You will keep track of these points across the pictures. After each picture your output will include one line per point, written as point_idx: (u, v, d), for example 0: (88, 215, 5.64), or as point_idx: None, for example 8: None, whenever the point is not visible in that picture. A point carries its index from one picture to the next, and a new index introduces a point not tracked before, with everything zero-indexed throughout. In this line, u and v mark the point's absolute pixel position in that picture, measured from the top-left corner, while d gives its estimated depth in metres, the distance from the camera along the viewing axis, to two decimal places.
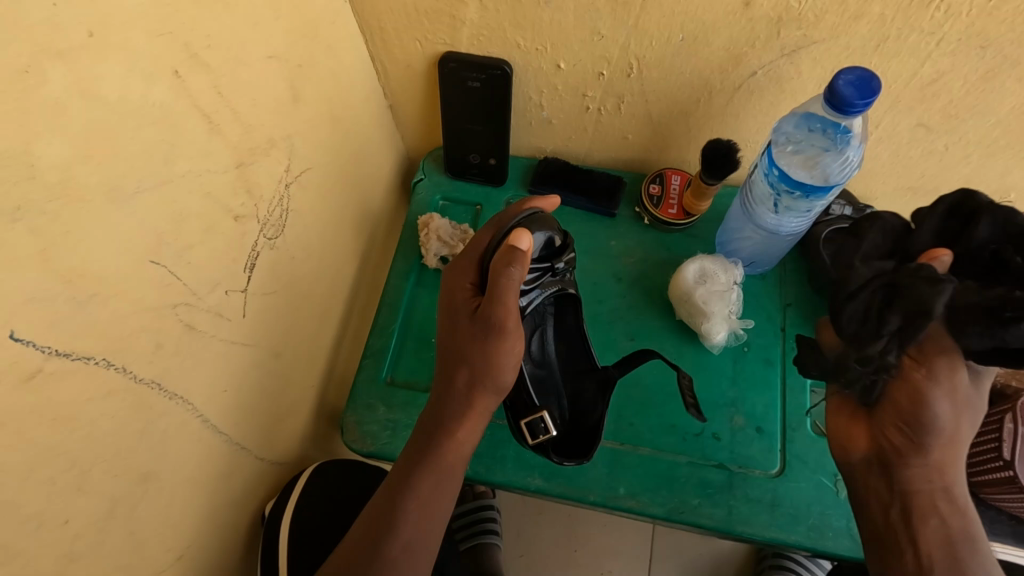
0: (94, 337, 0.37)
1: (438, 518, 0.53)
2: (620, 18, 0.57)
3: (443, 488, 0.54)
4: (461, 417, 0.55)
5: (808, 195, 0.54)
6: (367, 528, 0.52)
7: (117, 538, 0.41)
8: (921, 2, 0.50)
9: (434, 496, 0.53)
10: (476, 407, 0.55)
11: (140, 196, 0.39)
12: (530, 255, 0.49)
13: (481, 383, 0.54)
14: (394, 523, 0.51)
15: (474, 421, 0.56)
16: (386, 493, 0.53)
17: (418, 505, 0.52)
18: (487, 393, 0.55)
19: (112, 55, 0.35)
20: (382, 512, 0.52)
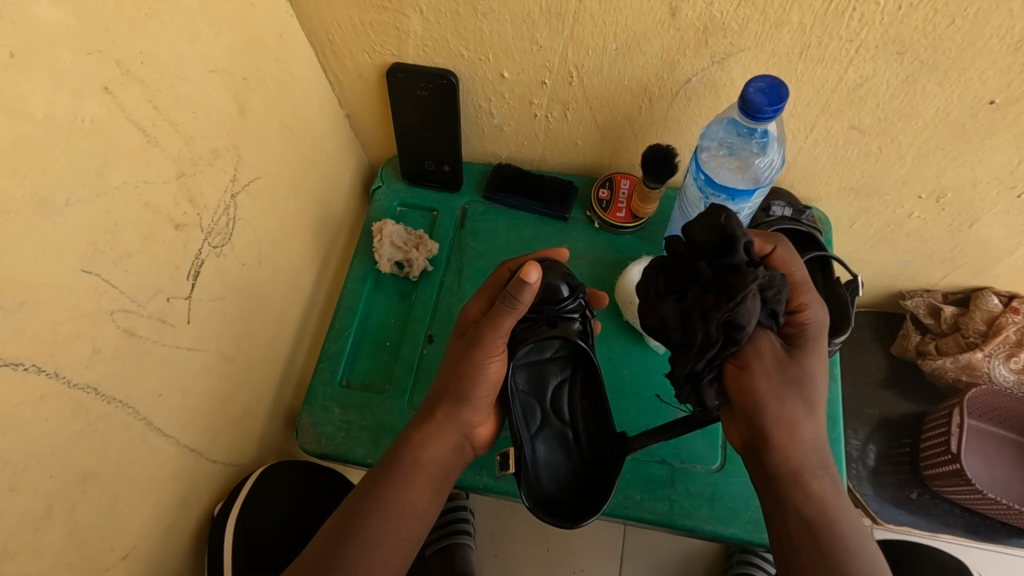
0: (22, 344, 0.38)
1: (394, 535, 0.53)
2: (556, 29, 0.59)
3: (414, 501, 0.55)
4: (433, 438, 0.56)
5: (733, 198, 0.56)
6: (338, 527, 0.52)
7: (55, 537, 0.42)
8: (836, 11, 0.52)
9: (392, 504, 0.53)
10: (447, 418, 0.57)
11: (71, 208, 0.40)
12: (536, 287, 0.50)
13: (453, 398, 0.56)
14: (357, 539, 0.51)
15: (442, 436, 0.57)
16: (351, 511, 0.53)
17: (384, 515, 0.53)
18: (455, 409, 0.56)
19: (35, 73, 0.37)
20: (354, 509, 0.53)
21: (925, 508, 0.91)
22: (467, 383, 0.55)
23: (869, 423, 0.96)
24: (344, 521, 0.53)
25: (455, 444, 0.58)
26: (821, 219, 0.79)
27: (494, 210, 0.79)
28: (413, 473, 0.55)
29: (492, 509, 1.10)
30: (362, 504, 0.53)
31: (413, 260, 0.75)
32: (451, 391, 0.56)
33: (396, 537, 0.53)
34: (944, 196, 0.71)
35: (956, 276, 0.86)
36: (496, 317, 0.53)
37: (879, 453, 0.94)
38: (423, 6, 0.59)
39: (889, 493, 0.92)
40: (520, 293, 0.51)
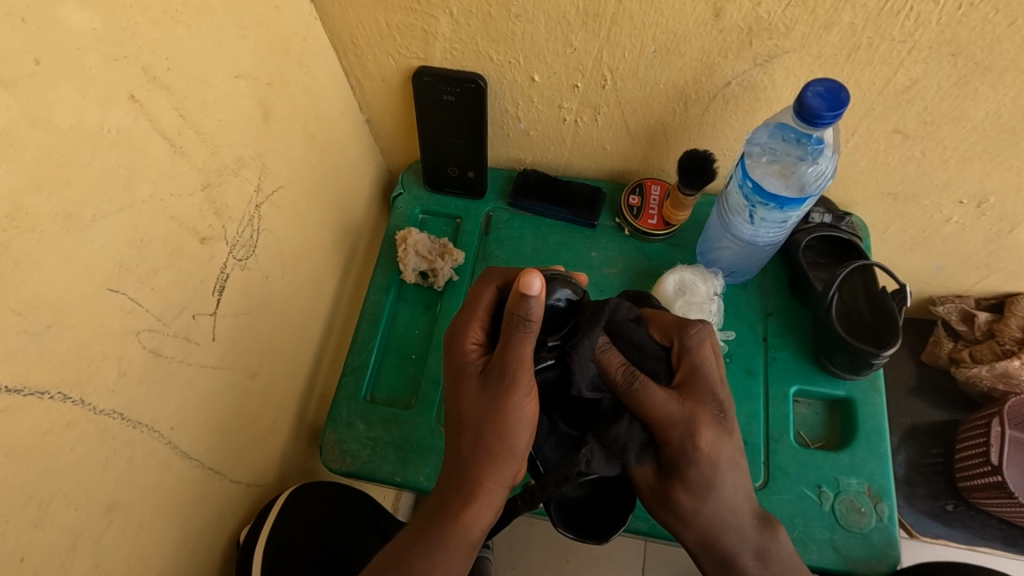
0: (47, 370, 0.36)
1: None
2: (592, 31, 0.57)
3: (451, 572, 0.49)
4: (473, 502, 0.49)
5: (782, 206, 0.53)
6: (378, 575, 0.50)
7: (81, 571, 0.40)
8: (890, 10, 0.49)
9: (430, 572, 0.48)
10: (486, 477, 0.49)
11: (98, 223, 0.38)
12: (543, 300, 0.43)
13: (491, 447, 0.48)
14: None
15: (485, 497, 0.49)
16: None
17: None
18: (498, 460, 0.49)
19: (63, 81, 0.35)
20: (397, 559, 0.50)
21: (960, 520, 0.88)
22: (502, 434, 0.47)
23: (900, 432, 0.93)
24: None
25: (497, 497, 0.50)
26: (858, 225, 0.76)
27: (519, 217, 0.77)
28: (456, 537, 0.49)
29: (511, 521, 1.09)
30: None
31: (437, 270, 0.73)
32: (484, 445, 0.48)
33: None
34: (986, 201, 0.69)
35: (991, 282, 0.83)
36: (517, 346, 0.45)
37: (911, 463, 0.92)
38: (453, 7, 0.57)
39: (922, 504, 0.89)
40: (528, 310, 0.43)
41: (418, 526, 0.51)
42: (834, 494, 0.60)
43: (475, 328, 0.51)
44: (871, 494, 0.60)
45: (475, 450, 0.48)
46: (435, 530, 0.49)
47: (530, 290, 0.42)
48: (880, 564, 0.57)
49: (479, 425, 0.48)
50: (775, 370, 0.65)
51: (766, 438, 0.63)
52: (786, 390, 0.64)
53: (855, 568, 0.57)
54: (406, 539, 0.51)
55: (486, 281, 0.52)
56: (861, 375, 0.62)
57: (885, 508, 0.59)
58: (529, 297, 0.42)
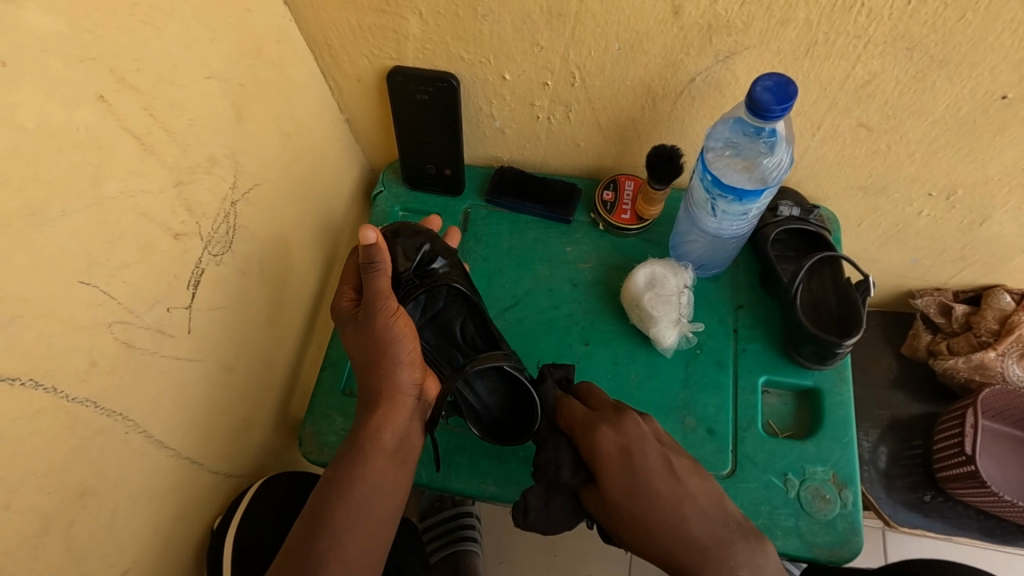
0: (17, 357, 0.37)
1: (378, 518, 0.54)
2: (557, 29, 0.58)
3: (378, 486, 0.55)
4: (379, 417, 0.57)
5: (741, 199, 0.54)
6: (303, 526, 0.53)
7: (54, 553, 0.42)
8: (842, 6, 0.51)
9: (351, 492, 0.54)
10: (393, 394, 0.58)
11: (64, 218, 0.40)
12: (377, 245, 0.55)
13: (388, 375, 0.58)
14: (335, 528, 0.52)
15: (395, 416, 0.57)
16: (319, 506, 0.53)
17: (358, 502, 0.54)
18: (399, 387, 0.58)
19: (28, 83, 0.36)
20: (319, 503, 0.54)
21: (938, 511, 0.89)
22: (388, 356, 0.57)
23: (880, 424, 0.94)
24: (315, 516, 0.53)
25: (402, 410, 0.58)
26: (829, 219, 0.77)
27: (496, 214, 0.78)
28: (371, 455, 0.55)
29: (498, 515, 1.14)
30: (332, 501, 0.53)
31: None
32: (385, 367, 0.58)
33: (361, 526, 0.53)
34: (954, 193, 0.70)
35: (966, 274, 0.84)
36: (374, 284, 0.56)
37: (890, 455, 0.92)
38: (422, 8, 0.59)
39: (900, 496, 0.90)
40: (370, 257, 0.56)
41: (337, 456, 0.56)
42: (800, 482, 0.60)
43: (348, 280, 0.62)
44: (836, 482, 0.60)
45: (381, 370, 0.58)
46: (358, 448, 0.56)
47: (365, 239, 0.55)
48: (844, 551, 0.58)
49: (379, 356, 0.58)
50: (744, 360, 0.66)
51: (734, 428, 0.64)
52: (755, 380, 0.65)
53: (820, 555, 0.58)
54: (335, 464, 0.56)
55: (350, 255, 0.63)
56: (827, 364, 0.63)
57: (849, 495, 0.60)
58: (369, 246, 0.55)
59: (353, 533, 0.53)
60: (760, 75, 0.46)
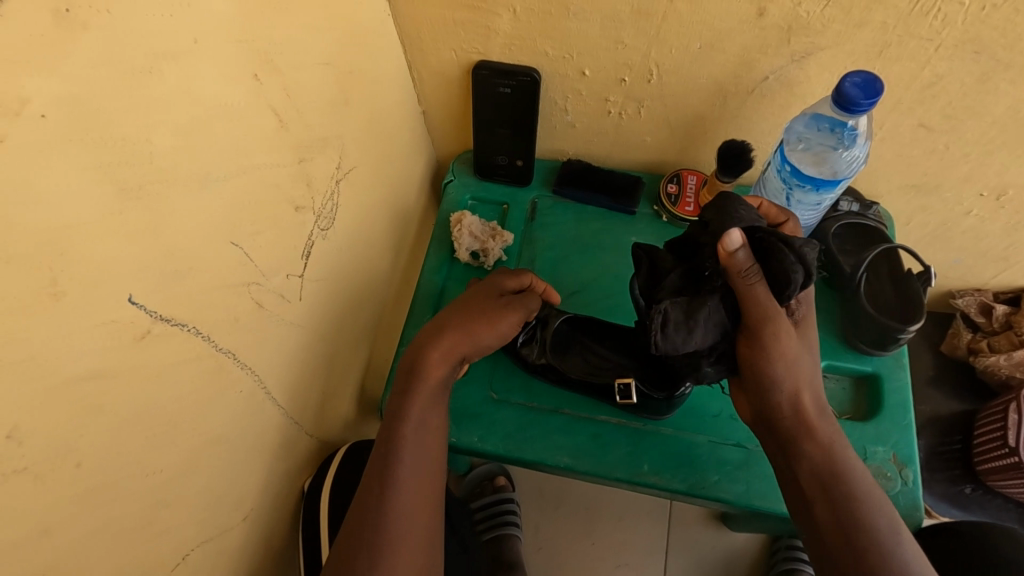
0: (188, 307, 0.41)
1: (430, 478, 0.57)
2: (643, 28, 0.62)
3: (423, 454, 0.57)
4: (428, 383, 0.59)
5: (818, 188, 0.58)
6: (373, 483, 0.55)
7: (198, 492, 0.45)
8: (919, 11, 0.55)
9: (409, 451, 0.56)
10: (431, 370, 0.59)
11: (227, 185, 0.44)
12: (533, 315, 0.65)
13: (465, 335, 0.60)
14: (391, 496, 0.54)
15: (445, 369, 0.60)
16: (371, 475, 0.55)
17: (409, 474, 0.56)
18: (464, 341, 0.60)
19: (210, 60, 0.40)
20: (381, 465, 0.56)
21: (978, 503, 0.92)
22: (481, 329, 0.61)
23: (919, 419, 0.97)
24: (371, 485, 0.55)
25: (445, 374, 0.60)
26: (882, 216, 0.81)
27: (562, 204, 0.82)
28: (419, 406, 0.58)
29: (537, 503, 1.19)
30: (387, 473, 0.55)
31: (489, 250, 0.78)
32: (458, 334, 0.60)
33: (408, 489, 0.55)
34: (1005, 193, 0.73)
35: (1007, 275, 0.88)
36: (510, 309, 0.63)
37: (930, 449, 0.95)
38: (517, 5, 0.63)
39: (940, 488, 0.93)
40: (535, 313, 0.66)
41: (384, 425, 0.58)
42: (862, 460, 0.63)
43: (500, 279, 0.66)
44: (897, 460, 0.64)
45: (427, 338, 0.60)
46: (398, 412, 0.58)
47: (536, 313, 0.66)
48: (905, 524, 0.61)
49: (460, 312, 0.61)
50: None
51: None
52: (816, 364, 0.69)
53: None
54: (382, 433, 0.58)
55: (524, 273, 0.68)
56: (887, 350, 0.67)
57: (910, 473, 0.63)
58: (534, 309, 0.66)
59: (406, 514, 0.54)
60: (847, 73, 0.50)
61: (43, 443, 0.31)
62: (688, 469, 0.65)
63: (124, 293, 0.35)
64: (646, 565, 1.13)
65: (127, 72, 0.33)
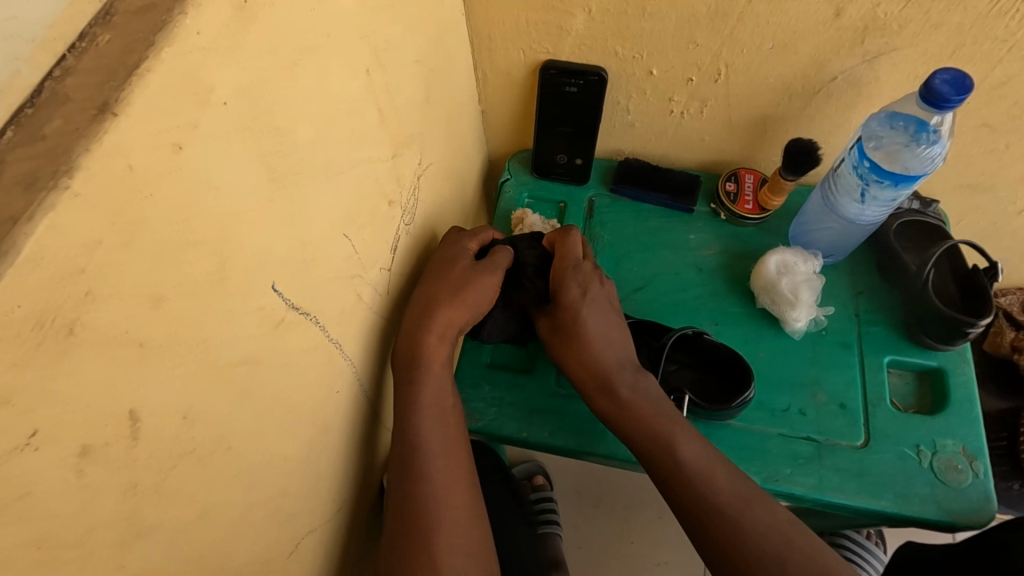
0: (310, 296, 0.42)
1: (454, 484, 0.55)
2: (717, 28, 0.64)
3: (443, 443, 0.56)
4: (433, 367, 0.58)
5: (897, 184, 0.58)
6: (406, 504, 0.54)
7: (308, 480, 0.46)
8: (997, 12, 0.56)
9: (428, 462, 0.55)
10: (431, 354, 0.58)
11: (344, 176, 0.45)
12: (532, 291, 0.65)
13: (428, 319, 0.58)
14: (431, 487, 0.54)
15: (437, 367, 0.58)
16: (404, 467, 0.54)
17: (433, 485, 0.54)
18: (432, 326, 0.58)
19: (340, 55, 0.42)
20: (403, 482, 0.54)
21: None
22: (466, 294, 0.61)
23: None
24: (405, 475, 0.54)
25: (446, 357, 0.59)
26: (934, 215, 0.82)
27: (619, 202, 0.83)
28: (418, 409, 0.56)
29: (575, 501, 1.19)
30: (412, 486, 0.54)
31: None
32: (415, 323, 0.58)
33: (444, 477, 0.55)
34: None
35: None
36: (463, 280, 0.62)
37: None
38: (593, 6, 0.64)
39: None
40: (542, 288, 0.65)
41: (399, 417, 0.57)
42: (932, 454, 0.64)
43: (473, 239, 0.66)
44: (966, 453, 0.64)
45: (411, 324, 0.58)
46: (412, 399, 0.56)
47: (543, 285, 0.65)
48: (980, 516, 0.62)
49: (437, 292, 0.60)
50: (869, 343, 0.71)
51: (864, 403, 0.68)
52: (881, 359, 0.70)
53: (956, 520, 0.62)
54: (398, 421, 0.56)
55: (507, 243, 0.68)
56: (953, 346, 0.68)
57: (980, 465, 0.64)
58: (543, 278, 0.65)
59: (446, 530, 0.53)
60: (939, 69, 0.50)
61: (207, 425, 0.32)
62: (761, 462, 0.65)
63: (268, 280, 0.36)
64: (686, 562, 1.13)
65: (283, 63, 0.34)
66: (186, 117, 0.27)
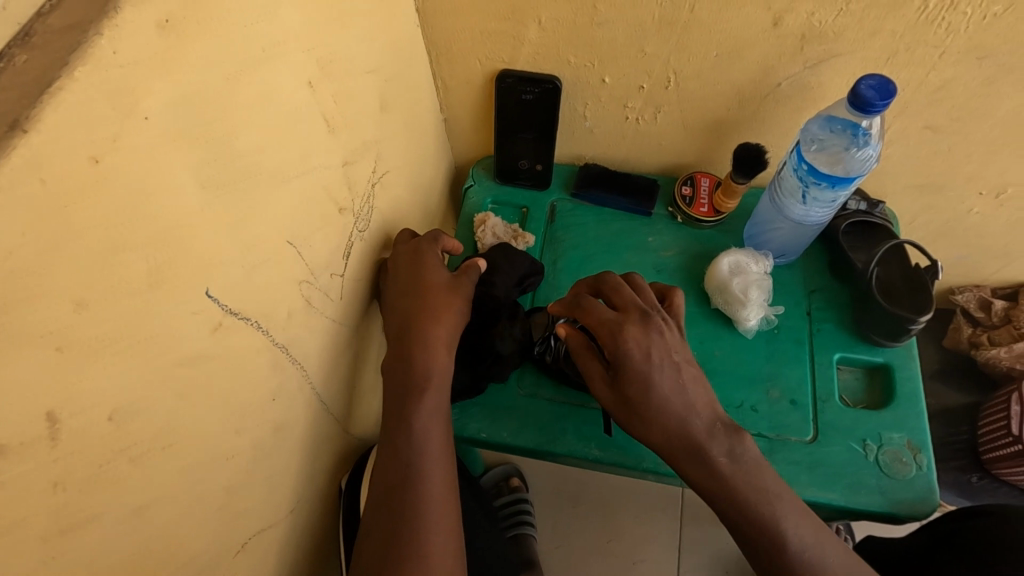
0: (251, 302, 0.43)
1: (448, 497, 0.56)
2: (665, 37, 0.65)
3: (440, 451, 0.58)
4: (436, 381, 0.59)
5: (833, 186, 0.61)
6: (393, 509, 0.54)
7: (256, 483, 0.47)
8: (927, 19, 0.58)
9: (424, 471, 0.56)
10: (434, 371, 0.59)
11: (286, 186, 0.46)
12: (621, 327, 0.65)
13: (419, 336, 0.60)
14: (424, 495, 0.55)
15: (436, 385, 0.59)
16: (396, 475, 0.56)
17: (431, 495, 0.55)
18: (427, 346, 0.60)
19: (276, 69, 0.43)
20: (397, 486, 0.55)
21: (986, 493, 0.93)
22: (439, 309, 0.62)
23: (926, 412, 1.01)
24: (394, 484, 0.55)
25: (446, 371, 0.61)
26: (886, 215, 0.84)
27: (581, 206, 0.85)
28: (420, 419, 0.58)
29: (552, 502, 1.21)
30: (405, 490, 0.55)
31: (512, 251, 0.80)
32: (410, 336, 0.61)
33: (437, 490, 0.55)
34: (1004, 191, 0.77)
35: (1009, 271, 0.92)
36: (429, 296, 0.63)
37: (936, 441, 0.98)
38: (544, 17, 0.66)
39: (948, 478, 0.96)
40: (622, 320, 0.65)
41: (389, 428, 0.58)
42: (879, 447, 0.66)
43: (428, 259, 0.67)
44: (911, 446, 0.66)
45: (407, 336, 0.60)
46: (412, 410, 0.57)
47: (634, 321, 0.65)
48: (925, 506, 0.62)
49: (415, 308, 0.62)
50: (821, 339, 0.73)
51: (814, 398, 0.70)
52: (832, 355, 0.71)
53: (903, 511, 0.63)
54: (390, 429, 0.58)
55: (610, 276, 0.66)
56: (899, 341, 0.69)
57: (924, 458, 0.65)
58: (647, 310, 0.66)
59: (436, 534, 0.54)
60: (863, 76, 0.52)
61: (138, 428, 0.33)
62: None
63: (203, 287, 0.37)
64: (661, 560, 1.15)
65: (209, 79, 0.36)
66: (105, 133, 0.29)
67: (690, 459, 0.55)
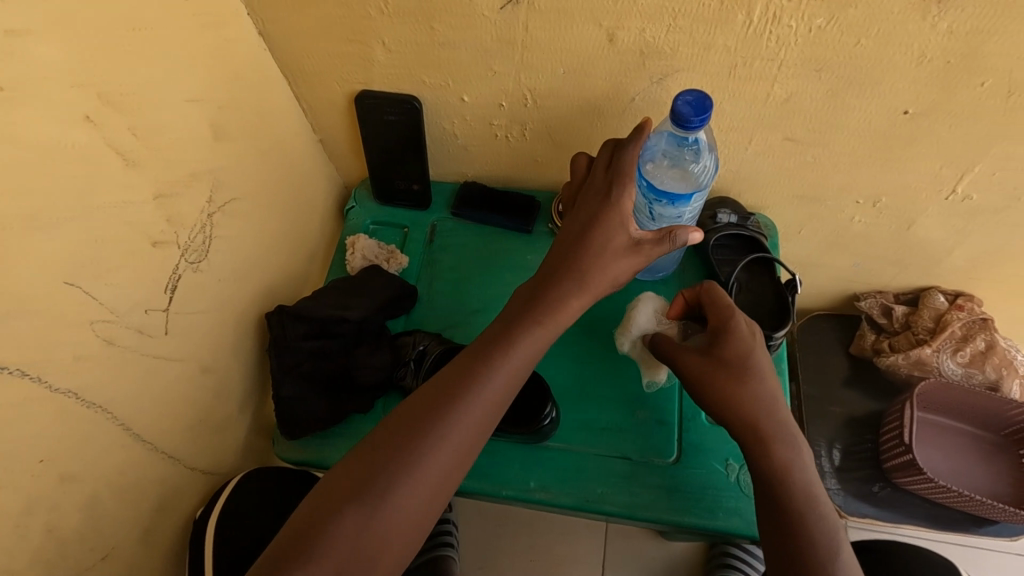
0: (7, 349, 0.42)
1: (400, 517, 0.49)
2: (508, 55, 0.64)
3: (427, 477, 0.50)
4: (451, 437, 0.51)
5: (674, 201, 0.61)
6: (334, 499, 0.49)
7: (36, 534, 0.46)
8: (755, 33, 0.57)
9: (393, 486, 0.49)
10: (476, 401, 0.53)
11: (55, 224, 0.44)
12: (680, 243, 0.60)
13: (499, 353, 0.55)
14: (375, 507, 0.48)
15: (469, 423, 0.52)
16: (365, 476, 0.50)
17: (382, 518, 0.48)
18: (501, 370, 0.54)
19: (26, 107, 0.41)
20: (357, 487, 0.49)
21: (889, 501, 0.95)
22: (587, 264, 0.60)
23: (834, 422, 1.00)
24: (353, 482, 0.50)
25: (481, 429, 0.53)
26: (770, 226, 0.83)
27: (461, 225, 0.83)
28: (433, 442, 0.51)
29: (476, 522, 1.19)
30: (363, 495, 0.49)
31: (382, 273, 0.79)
32: (479, 363, 0.54)
33: (393, 511, 0.49)
34: (880, 200, 0.76)
35: (905, 276, 0.90)
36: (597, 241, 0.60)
37: (844, 451, 0.98)
38: (386, 38, 0.64)
39: (852, 487, 0.96)
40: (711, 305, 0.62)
41: (396, 421, 0.53)
42: (740, 467, 0.65)
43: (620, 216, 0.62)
44: None
45: (487, 351, 0.55)
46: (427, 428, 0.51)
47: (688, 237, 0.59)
48: None
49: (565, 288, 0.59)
50: None
51: (681, 418, 0.69)
52: None
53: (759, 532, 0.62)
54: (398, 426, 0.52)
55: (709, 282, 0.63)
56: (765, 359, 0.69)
57: None
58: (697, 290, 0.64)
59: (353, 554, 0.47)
60: (680, 93, 0.53)
61: None
62: (576, 482, 0.65)
63: None
64: None
65: None
66: None
67: (776, 444, 0.55)
